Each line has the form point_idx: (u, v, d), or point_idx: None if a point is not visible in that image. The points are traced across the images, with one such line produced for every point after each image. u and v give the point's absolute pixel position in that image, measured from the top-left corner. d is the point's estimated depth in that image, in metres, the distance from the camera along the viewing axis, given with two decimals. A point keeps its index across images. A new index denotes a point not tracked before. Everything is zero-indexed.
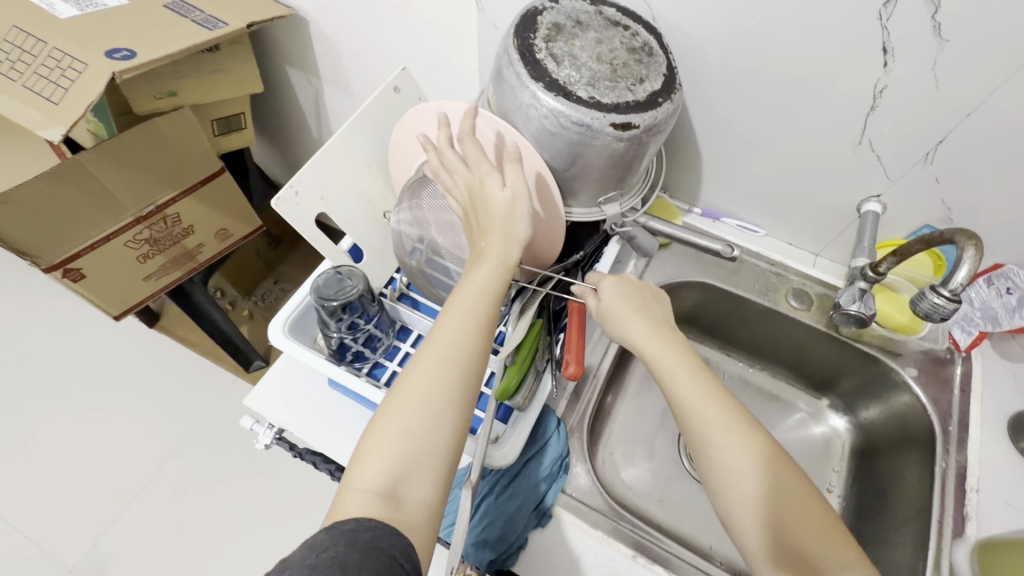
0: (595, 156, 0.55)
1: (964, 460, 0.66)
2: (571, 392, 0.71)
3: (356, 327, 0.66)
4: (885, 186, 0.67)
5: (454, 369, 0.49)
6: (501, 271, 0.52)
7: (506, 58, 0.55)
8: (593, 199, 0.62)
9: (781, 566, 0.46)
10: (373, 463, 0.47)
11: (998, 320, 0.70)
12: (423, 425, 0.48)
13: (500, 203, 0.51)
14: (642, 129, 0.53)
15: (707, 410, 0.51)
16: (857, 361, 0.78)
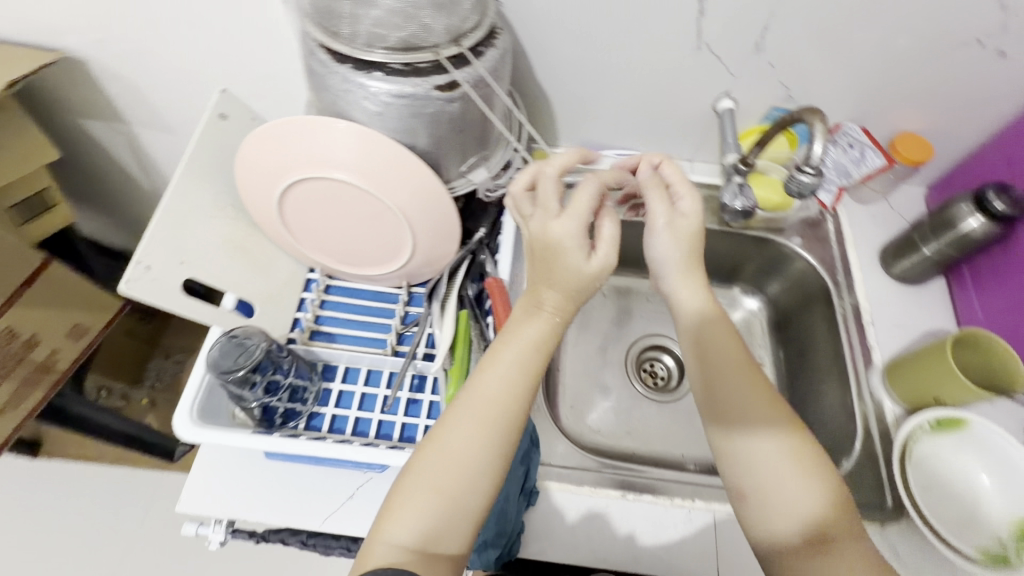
0: (433, 124, 0.53)
1: (855, 301, 0.75)
2: None
3: (275, 386, 0.59)
4: (731, 81, 0.71)
5: (500, 421, 0.47)
6: (557, 327, 0.51)
7: (308, 52, 0.52)
8: (458, 169, 0.60)
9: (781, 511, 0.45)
10: (403, 514, 0.45)
11: (850, 173, 0.78)
12: (462, 487, 0.45)
13: (578, 244, 0.50)
14: (469, 85, 0.50)
15: (717, 322, 0.54)
16: (751, 246, 0.84)
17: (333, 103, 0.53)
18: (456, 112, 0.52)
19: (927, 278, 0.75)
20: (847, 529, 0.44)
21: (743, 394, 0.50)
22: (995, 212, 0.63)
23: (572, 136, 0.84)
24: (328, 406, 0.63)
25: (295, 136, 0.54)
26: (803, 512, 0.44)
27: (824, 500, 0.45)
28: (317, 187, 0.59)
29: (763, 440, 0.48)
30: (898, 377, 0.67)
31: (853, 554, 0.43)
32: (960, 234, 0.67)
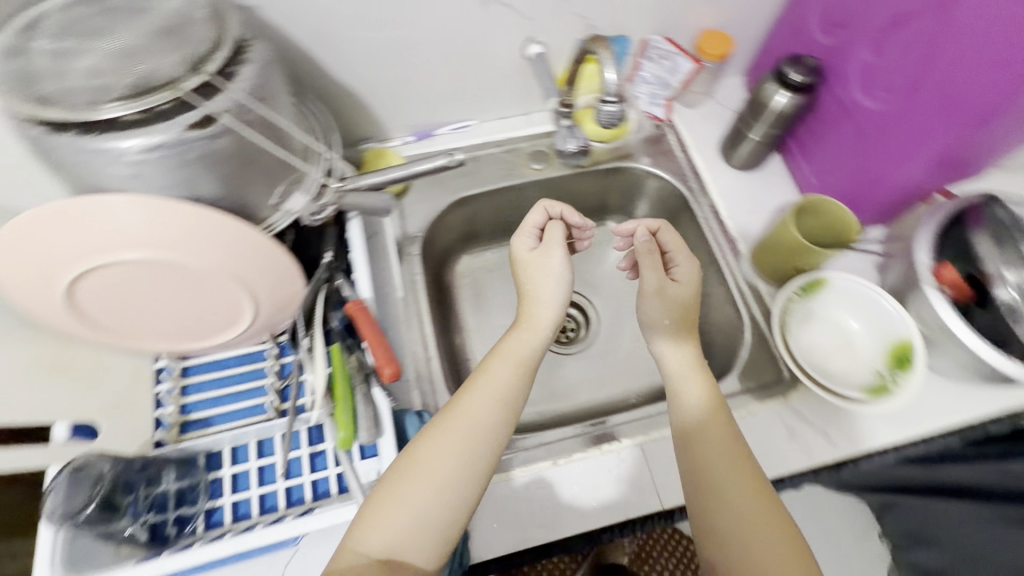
0: (212, 167, 0.46)
1: (709, 201, 0.79)
2: (416, 377, 0.66)
3: (148, 501, 0.53)
4: (529, 25, 0.69)
5: (481, 441, 0.52)
6: (539, 345, 0.61)
7: (20, 128, 0.43)
8: (269, 202, 0.54)
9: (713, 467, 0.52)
10: (377, 525, 0.48)
11: (670, 84, 0.80)
12: (435, 500, 0.49)
13: (553, 291, 0.62)
14: (228, 113, 0.45)
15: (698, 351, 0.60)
16: (608, 179, 0.84)
17: (81, 177, 0.45)
18: (233, 145, 0.46)
19: (764, 160, 0.79)
20: (751, 476, 0.52)
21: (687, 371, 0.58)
22: (795, 83, 0.66)
23: (401, 124, 0.79)
24: (225, 495, 0.57)
25: (53, 228, 0.46)
26: (739, 524, 0.49)
27: (765, 515, 0.50)
28: (109, 273, 0.50)
29: (703, 410, 0.55)
30: (761, 261, 0.71)
31: (785, 559, 0.47)
32: (776, 112, 0.70)
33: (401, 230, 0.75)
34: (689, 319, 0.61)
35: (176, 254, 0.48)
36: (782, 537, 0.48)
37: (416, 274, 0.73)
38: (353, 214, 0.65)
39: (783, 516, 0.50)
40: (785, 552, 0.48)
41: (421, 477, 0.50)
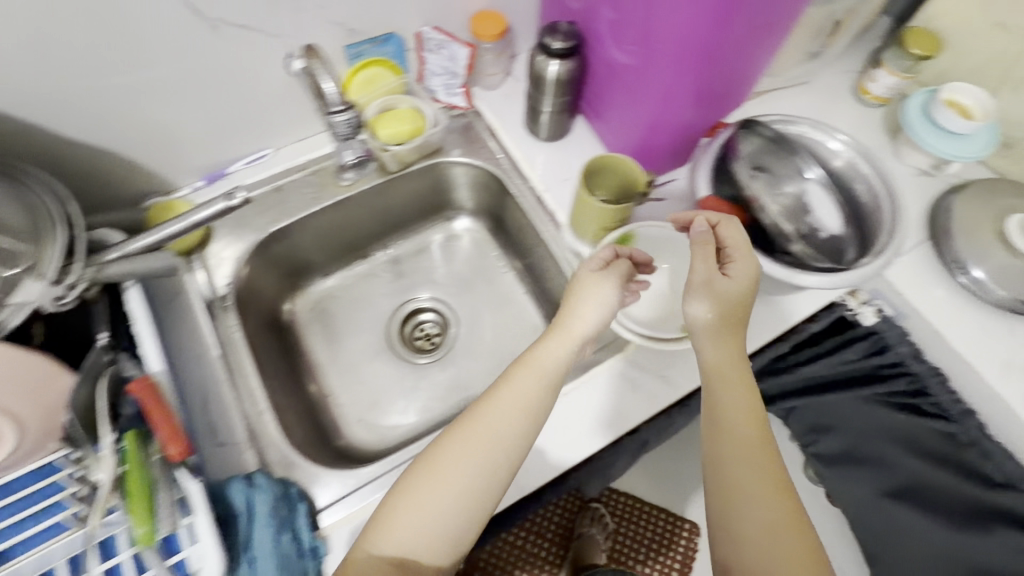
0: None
1: (523, 180, 0.80)
2: (248, 438, 0.61)
3: None
4: (282, 41, 0.65)
5: (499, 448, 0.54)
6: (575, 351, 0.59)
7: None
8: None
9: (732, 441, 0.53)
10: (393, 528, 0.51)
11: (456, 71, 0.78)
12: (450, 505, 0.52)
13: (592, 315, 0.60)
14: None
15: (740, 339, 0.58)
16: (424, 179, 0.82)
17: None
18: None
19: (567, 127, 0.80)
20: (762, 452, 0.53)
21: (727, 338, 0.57)
22: (558, 50, 0.67)
23: (185, 170, 0.73)
24: None
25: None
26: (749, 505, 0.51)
27: (772, 495, 0.51)
28: None
29: (733, 380, 0.56)
30: (577, 227, 0.72)
31: (788, 541, 0.49)
32: (555, 81, 0.70)
33: (208, 285, 0.69)
34: (735, 317, 0.57)
35: None
36: (789, 527, 0.49)
37: (235, 329, 0.68)
38: (128, 282, 0.59)
39: (790, 498, 0.51)
40: (789, 536, 0.49)
41: (438, 483, 0.52)
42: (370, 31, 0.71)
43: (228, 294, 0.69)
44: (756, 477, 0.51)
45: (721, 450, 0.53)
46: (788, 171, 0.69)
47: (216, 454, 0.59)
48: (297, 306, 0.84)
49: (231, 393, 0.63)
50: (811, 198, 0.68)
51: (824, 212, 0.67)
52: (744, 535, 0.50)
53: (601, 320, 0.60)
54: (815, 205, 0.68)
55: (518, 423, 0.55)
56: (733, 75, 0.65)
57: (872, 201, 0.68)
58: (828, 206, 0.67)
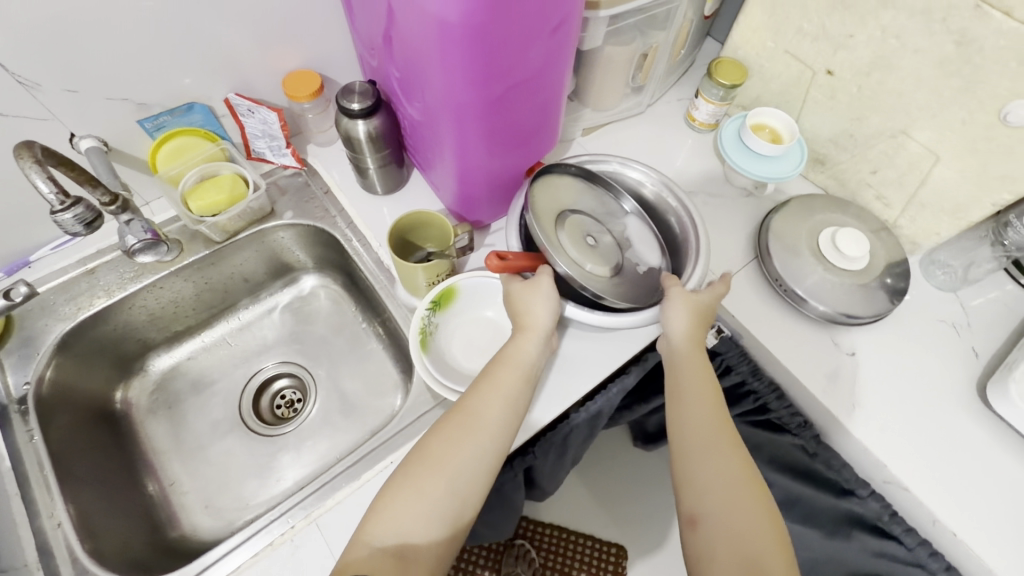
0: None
1: (359, 236, 0.79)
2: (38, 555, 0.56)
3: None
4: (55, 124, 0.62)
5: (485, 443, 0.57)
6: (539, 344, 0.63)
7: None
8: None
9: (713, 427, 0.59)
10: (385, 521, 0.53)
11: (276, 134, 0.76)
12: (448, 487, 0.55)
13: (544, 308, 0.63)
14: None
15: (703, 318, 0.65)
16: (256, 244, 0.79)
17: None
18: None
19: (400, 180, 0.79)
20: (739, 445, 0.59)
21: (691, 327, 0.64)
22: (358, 112, 0.66)
23: None
24: None
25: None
26: (713, 462, 0.57)
27: (733, 451, 0.58)
28: None
29: (694, 367, 0.63)
30: (405, 285, 0.71)
31: (754, 490, 0.55)
32: (366, 139, 0.69)
33: (2, 386, 0.64)
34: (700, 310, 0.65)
35: None
36: (752, 482, 0.56)
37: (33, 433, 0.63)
38: None
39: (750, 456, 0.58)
40: (755, 491, 0.55)
41: (432, 474, 0.55)
42: (165, 103, 0.69)
43: (27, 395, 0.64)
44: (733, 458, 0.57)
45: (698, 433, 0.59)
46: (607, 199, 0.72)
47: None
48: (134, 391, 0.78)
49: (21, 506, 0.58)
50: (630, 232, 0.70)
51: (643, 246, 0.70)
52: (710, 489, 0.55)
53: (554, 314, 0.63)
54: (634, 240, 0.70)
55: (503, 416, 0.58)
56: (529, 122, 0.65)
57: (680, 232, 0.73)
58: (646, 238, 0.70)
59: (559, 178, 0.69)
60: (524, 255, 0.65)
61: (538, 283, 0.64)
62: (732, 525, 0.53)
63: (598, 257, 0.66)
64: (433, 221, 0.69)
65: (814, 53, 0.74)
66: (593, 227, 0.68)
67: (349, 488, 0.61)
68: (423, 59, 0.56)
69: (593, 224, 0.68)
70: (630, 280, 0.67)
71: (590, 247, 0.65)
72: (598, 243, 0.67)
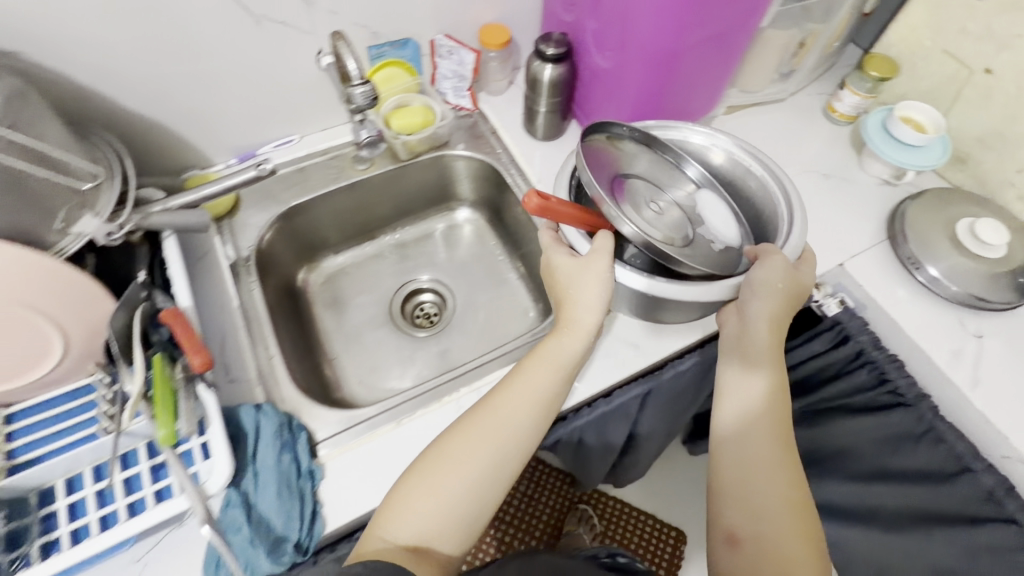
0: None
1: (520, 173, 0.89)
2: (257, 375, 0.68)
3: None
4: (314, 39, 0.76)
5: (508, 441, 0.59)
6: (582, 342, 0.65)
7: None
8: (53, 228, 0.55)
9: (765, 452, 0.62)
10: (401, 516, 0.55)
11: (464, 75, 0.88)
12: (471, 486, 0.57)
13: (596, 292, 0.65)
14: None
15: (763, 346, 0.66)
16: (430, 168, 0.92)
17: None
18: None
19: (561, 129, 0.89)
20: (789, 470, 0.61)
21: (762, 352, 0.66)
22: (551, 56, 0.76)
23: (221, 148, 0.83)
24: (81, 517, 0.57)
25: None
26: (761, 489, 0.60)
27: (777, 479, 0.60)
28: None
29: (757, 394, 0.65)
30: None
31: (788, 520, 0.58)
32: (549, 84, 0.79)
33: (231, 245, 0.79)
34: (778, 325, 0.67)
35: None
36: (789, 512, 0.59)
37: (254, 286, 0.77)
38: (164, 232, 0.67)
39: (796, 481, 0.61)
40: (790, 517, 0.58)
41: (457, 472, 0.57)
42: (391, 36, 0.82)
43: (251, 256, 0.78)
44: (777, 482, 0.60)
45: (751, 456, 0.62)
46: (670, 165, 0.74)
47: (228, 386, 0.66)
48: (312, 277, 0.92)
49: (242, 336, 0.71)
50: (696, 206, 0.73)
51: (711, 215, 0.73)
52: (754, 510, 0.59)
53: (600, 299, 0.65)
54: (701, 215, 0.72)
55: (532, 414, 0.61)
56: (698, 75, 0.75)
57: (763, 195, 0.76)
58: (716, 210, 0.73)
59: (621, 147, 0.73)
60: (579, 218, 0.68)
61: (591, 262, 0.66)
62: (766, 544, 0.57)
63: (664, 222, 0.69)
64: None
65: (974, 53, 0.79)
66: (654, 195, 0.71)
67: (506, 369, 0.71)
68: (629, 9, 0.66)
69: (656, 194, 0.71)
70: (698, 245, 0.69)
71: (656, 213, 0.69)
72: (659, 210, 0.70)
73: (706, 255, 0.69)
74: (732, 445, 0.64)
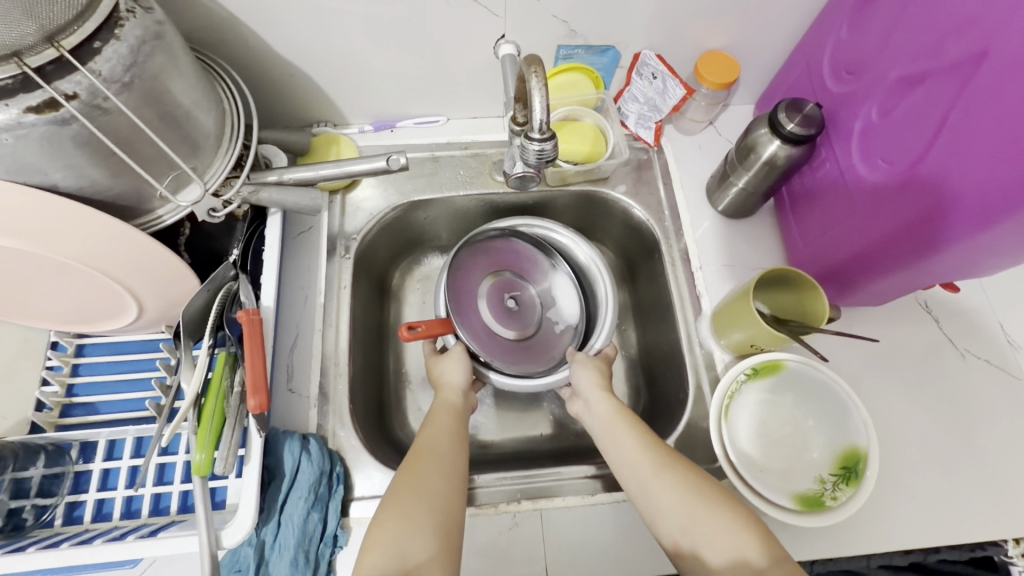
0: (60, 152, 0.40)
1: (682, 245, 0.71)
2: (317, 395, 0.61)
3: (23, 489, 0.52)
4: (502, 23, 0.62)
5: (424, 453, 0.54)
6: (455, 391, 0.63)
7: None
8: (154, 195, 0.48)
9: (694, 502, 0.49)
10: (375, 548, 0.46)
11: (660, 106, 0.71)
12: (427, 504, 0.49)
13: (456, 368, 0.65)
14: (83, 98, 0.39)
15: (616, 411, 0.58)
16: (577, 202, 0.76)
17: None
18: (89, 131, 0.40)
19: (752, 209, 0.70)
20: (721, 502, 0.48)
21: (615, 429, 0.57)
22: (789, 134, 0.57)
23: (358, 111, 0.73)
24: (112, 487, 0.55)
25: None
26: (706, 531, 0.47)
27: (712, 507, 0.48)
28: None
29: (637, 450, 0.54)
30: (718, 320, 0.63)
31: (756, 540, 0.46)
32: (766, 161, 0.60)
33: (337, 227, 0.70)
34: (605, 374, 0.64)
35: (47, 233, 0.43)
36: (748, 526, 0.46)
37: (344, 281, 0.68)
38: (271, 209, 0.59)
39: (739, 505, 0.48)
40: (750, 536, 0.46)
41: (399, 492, 0.50)
42: (590, 39, 0.65)
43: (354, 243, 0.70)
44: (720, 510, 0.48)
45: (698, 523, 0.48)
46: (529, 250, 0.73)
47: (285, 397, 0.60)
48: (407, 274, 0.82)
49: (314, 341, 0.63)
50: (554, 293, 0.73)
51: (563, 302, 0.73)
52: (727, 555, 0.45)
53: (468, 373, 0.65)
54: (560, 301, 0.73)
55: (434, 428, 0.57)
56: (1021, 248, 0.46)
57: (595, 294, 0.73)
58: (566, 298, 0.73)
59: (484, 246, 0.72)
60: (441, 322, 0.67)
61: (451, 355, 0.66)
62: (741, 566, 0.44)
63: (510, 319, 0.71)
64: (812, 285, 0.55)
65: None
66: (515, 286, 0.73)
67: (581, 498, 0.60)
68: (959, 95, 0.44)
69: (515, 285, 0.73)
70: (539, 344, 0.71)
71: (504, 310, 0.71)
72: (517, 304, 0.72)
73: (545, 356, 0.70)
74: (662, 519, 0.50)
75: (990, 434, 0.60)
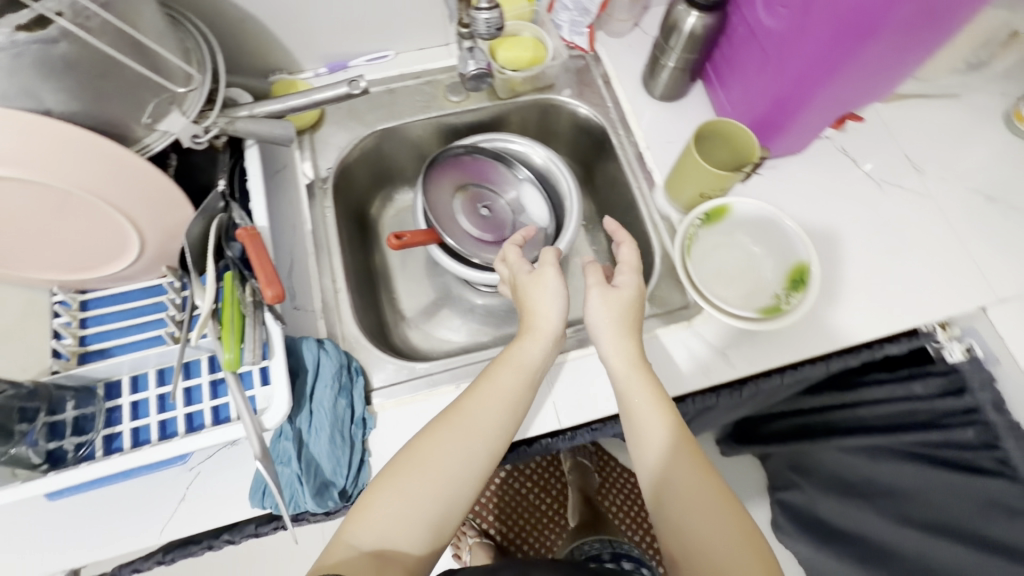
0: (51, 75, 0.43)
1: (628, 132, 0.78)
2: (321, 308, 0.66)
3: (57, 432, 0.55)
4: None
5: (448, 436, 0.51)
6: (540, 339, 0.56)
7: None
8: (139, 122, 0.51)
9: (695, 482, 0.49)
10: (369, 520, 0.47)
11: (588, 9, 0.76)
12: (432, 490, 0.48)
13: (553, 307, 0.57)
14: (67, 16, 0.42)
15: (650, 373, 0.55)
16: (529, 112, 0.83)
17: None
18: (76, 50, 0.44)
19: (684, 90, 0.77)
20: (719, 497, 0.48)
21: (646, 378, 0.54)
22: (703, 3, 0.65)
23: (310, 54, 0.77)
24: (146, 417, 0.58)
25: None
26: (692, 517, 0.47)
27: (712, 503, 0.47)
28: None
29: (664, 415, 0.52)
30: (670, 186, 0.70)
31: (741, 549, 0.45)
32: (688, 35, 0.68)
33: (310, 163, 0.74)
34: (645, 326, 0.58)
35: (48, 161, 0.46)
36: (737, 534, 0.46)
37: (327, 207, 0.73)
38: (248, 142, 0.63)
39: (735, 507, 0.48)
40: (735, 544, 0.45)
41: (406, 472, 0.49)
42: None
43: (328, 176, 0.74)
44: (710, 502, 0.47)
45: (685, 499, 0.48)
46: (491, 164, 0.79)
47: (292, 314, 0.64)
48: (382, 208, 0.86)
49: (309, 263, 0.68)
50: (521, 198, 0.80)
51: (531, 206, 0.79)
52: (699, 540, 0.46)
53: (561, 315, 0.57)
54: (529, 204, 0.80)
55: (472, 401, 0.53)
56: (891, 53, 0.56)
57: (558, 193, 0.80)
58: (532, 200, 0.79)
59: (450, 163, 0.77)
60: (425, 232, 0.72)
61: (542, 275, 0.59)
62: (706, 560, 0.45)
63: (486, 226, 0.78)
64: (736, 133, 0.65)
65: None
66: (487, 198, 0.79)
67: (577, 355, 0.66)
68: None
69: (486, 197, 0.79)
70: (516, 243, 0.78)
71: (479, 218, 0.77)
72: (490, 212, 0.79)
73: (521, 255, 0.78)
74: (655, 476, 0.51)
75: (906, 242, 0.71)
